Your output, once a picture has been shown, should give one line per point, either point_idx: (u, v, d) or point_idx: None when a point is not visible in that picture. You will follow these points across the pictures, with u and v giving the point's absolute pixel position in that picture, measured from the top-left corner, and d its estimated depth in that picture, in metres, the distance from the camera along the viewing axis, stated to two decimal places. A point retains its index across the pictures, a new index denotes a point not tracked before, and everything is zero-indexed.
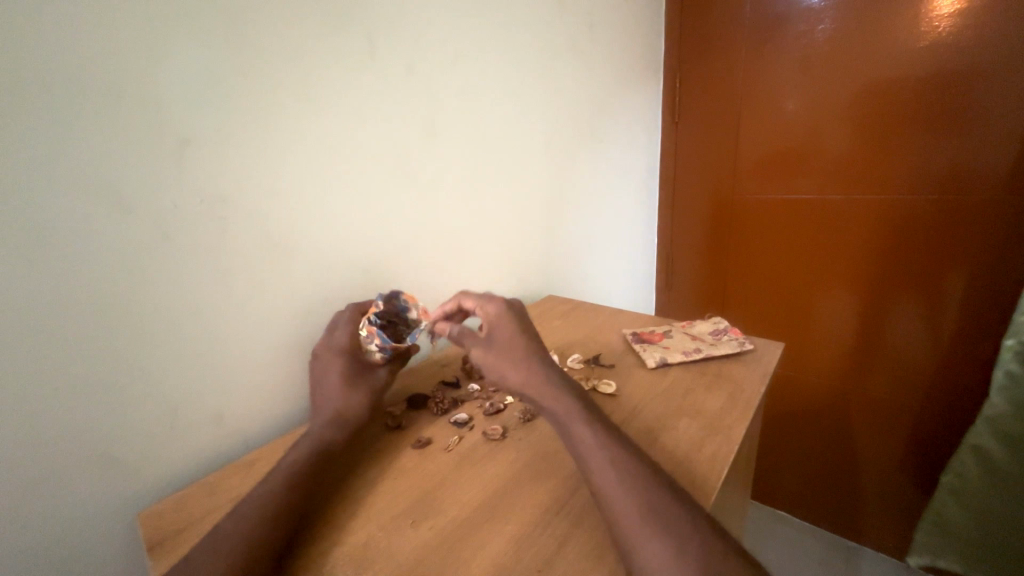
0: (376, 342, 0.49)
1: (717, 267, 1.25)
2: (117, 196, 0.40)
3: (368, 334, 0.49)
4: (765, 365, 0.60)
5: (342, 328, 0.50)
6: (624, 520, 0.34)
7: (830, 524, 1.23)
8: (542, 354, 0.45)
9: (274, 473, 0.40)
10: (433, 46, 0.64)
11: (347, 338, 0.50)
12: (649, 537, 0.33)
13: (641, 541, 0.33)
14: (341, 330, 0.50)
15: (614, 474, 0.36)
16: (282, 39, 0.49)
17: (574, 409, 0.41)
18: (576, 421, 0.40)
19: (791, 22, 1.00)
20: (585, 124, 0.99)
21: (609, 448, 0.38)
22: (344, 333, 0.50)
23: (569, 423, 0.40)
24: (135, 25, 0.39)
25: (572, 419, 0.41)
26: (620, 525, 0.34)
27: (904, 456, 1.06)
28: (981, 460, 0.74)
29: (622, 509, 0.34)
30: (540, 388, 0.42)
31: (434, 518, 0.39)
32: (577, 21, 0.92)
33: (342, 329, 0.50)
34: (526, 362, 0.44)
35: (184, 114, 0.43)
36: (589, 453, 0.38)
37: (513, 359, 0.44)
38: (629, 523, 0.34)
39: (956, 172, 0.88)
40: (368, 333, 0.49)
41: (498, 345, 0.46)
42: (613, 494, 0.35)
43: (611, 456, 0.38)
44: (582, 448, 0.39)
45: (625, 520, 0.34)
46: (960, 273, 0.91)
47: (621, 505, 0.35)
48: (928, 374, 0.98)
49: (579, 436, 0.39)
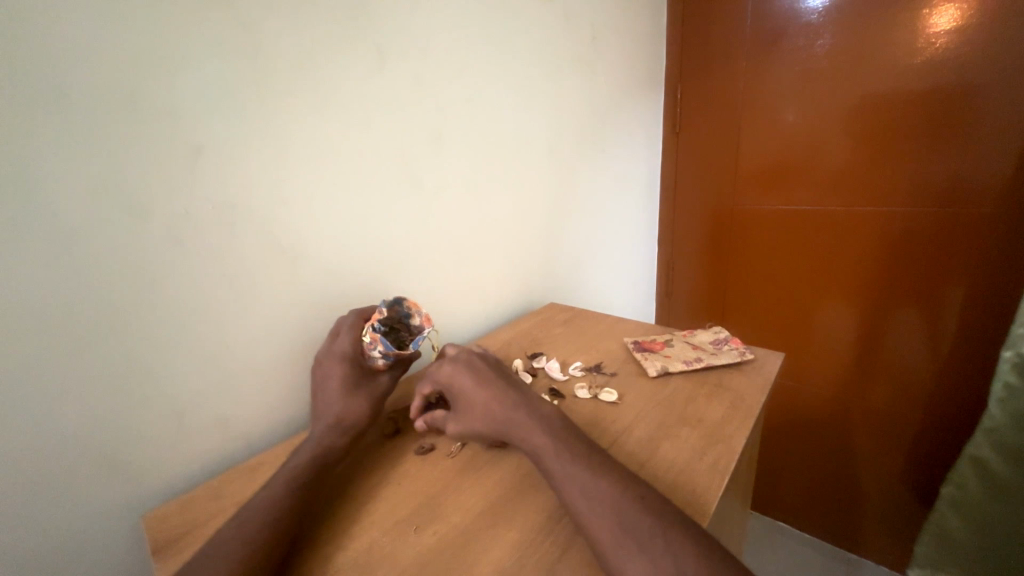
0: (379, 348, 0.48)
1: (717, 276, 1.26)
2: (130, 202, 0.40)
3: (371, 340, 0.48)
4: (764, 375, 0.60)
5: (344, 335, 0.51)
6: (602, 541, 0.34)
7: (830, 536, 1.23)
8: (508, 399, 0.45)
9: (277, 477, 0.40)
10: (440, 56, 0.66)
11: (350, 345, 0.50)
12: (625, 557, 0.33)
13: (619, 561, 0.33)
14: (343, 336, 0.50)
15: (588, 502, 0.36)
16: (295, 50, 0.50)
17: (547, 445, 0.41)
18: (548, 456, 0.40)
19: (790, 37, 1.02)
20: (588, 134, 1.01)
21: (585, 474, 0.38)
22: (346, 339, 0.50)
23: (541, 459, 0.40)
24: (153, 36, 0.40)
25: (544, 454, 0.40)
26: (600, 546, 0.34)
27: (904, 468, 1.06)
28: (981, 472, 0.74)
29: (599, 531, 0.34)
30: (516, 435, 0.43)
31: (438, 523, 0.40)
32: (581, 33, 0.93)
33: (344, 335, 0.50)
34: (499, 420, 0.44)
35: (197, 122, 0.43)
36: (563, 483, 0.38)
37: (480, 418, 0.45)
38: (607, 544, 0.34)
39: (953, 187, 0.89)
40: (371, 339, 0.49)
41: (465, 411, 0.47)
42: (588, 517, 0.35)
43: (586, 483, 0.37)
44: (556, 479, 0.39)
45: (603, 542, 0.34)
46: (958, 286, 0.91)
47: (599, 527, 0.34)
48: (927, 385, 0.99)
49: (551, 468, 0.39)
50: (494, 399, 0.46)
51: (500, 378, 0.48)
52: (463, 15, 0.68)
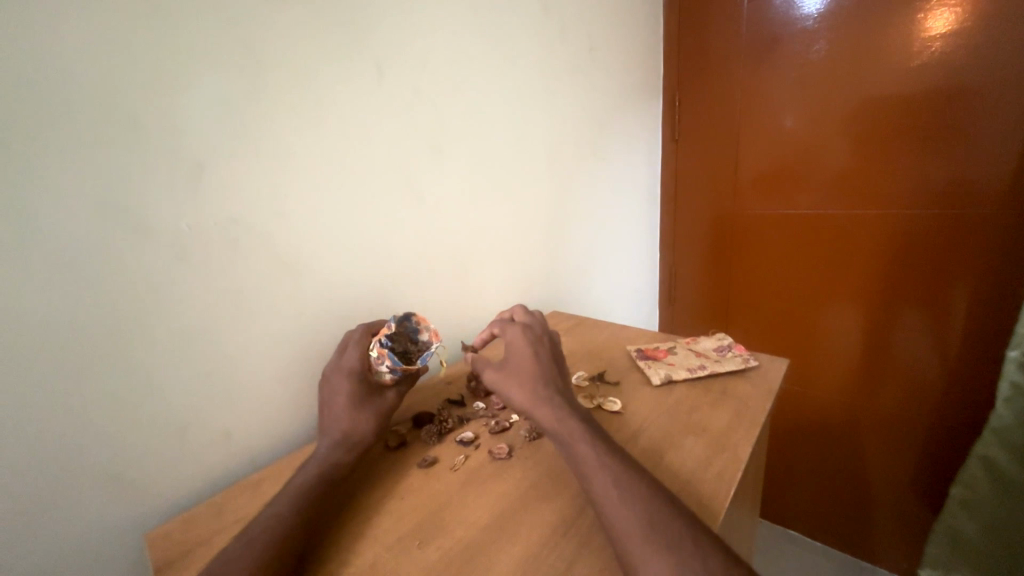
0: (386, 363, 0.48)
1: (719, 282, 1.26)
2: (137, 221, 0.41)
3: (379, 355, 0.48)
4: (770, 381, 0.60)
5: (353, 348, 0.50)
6: (629, 538, 0.34)
7: (842, 545, 1.20)
8: (552, 383, 0.45)
9: (281, 496, 0.40)
10: (440, 71, 0.67)
11: (357, 359, 0.49)
12: (651, 554, 0.33)
13: (644, 559, 0.33)
14: (351, 350, 0.50)
15: (613, 491, 0.37)
16: (296, 68, 0.51)
17: (578, 429, 0.41)
18: (579, 440, 0.41)
19: (786, 43, 1.02)
20: (587, 143, 1.01)
21: (608, 468, 0.38)
22: (353, 354, 0.50)
23: (573, 443, 0.40)
24: (157, 60, 0.41)
25: (575, 438, 0.41)
26: (624, 545, 0.34)
27: (915, 473, 1.04)
28: (990, 472, 0.72)
29: (626, 530, 0.34)
30: (542, 413, 0.42)
31: (442, 538, 0.39)
32: (578, 45, 0.94)
33: (352, 349, 0.50)
34: (534, 389, 0.44)
35: (202, 141, 0.44)
36: (590, 469, 0.38)
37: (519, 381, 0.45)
38: (632, 547, 0.34)
39: (956, 185, 0.89)
40: (379, 354, 0.49)
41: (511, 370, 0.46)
42: (617, 515, 0.35)
43: (604, 479, 0.38)
44: (584, 465, 0.39)
45: (629, 540, 0.34)
46: (964, 287, 0.91)
47: (625, 525, 0.35)
48: (936, 389, 0.97)
49: (581, 453, 0.40)
50: (544, 378, 0.45)
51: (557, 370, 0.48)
52: (461, 31, 0.69)
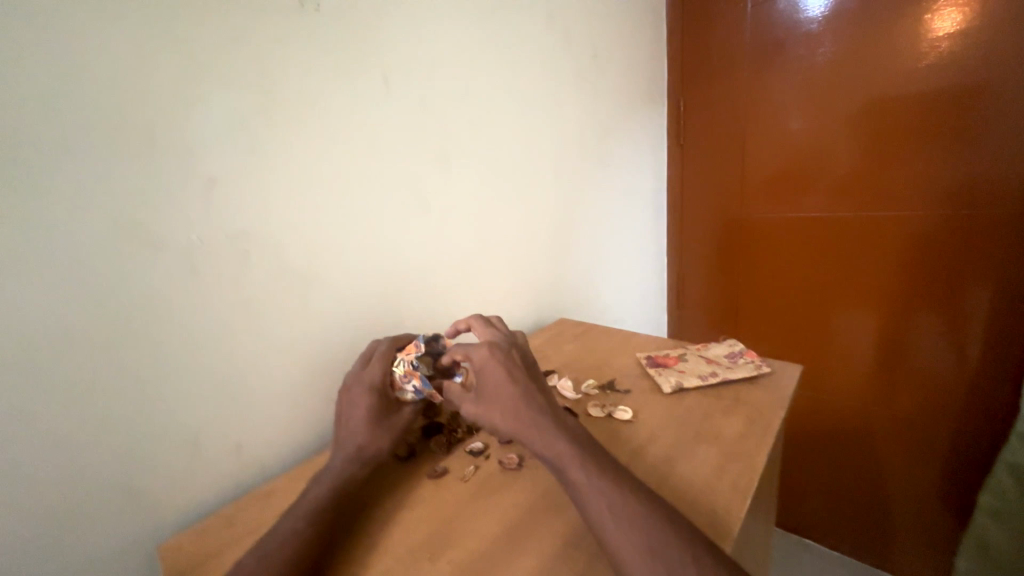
0: (413, 383, 0.48)
1: (728, 287, 1.24)
2: (152, 234, 0.42)
3: (407, 374, 0.48)
4: (783, 389, 0.59)
5: (376, 362, 0.50)
6: (630, 560, 0.34)
7: (862, 555, 1.17)
8: (535, 403, 0.43)
9: (296, 510, 0.40)
10: (447, 82, 0.68)
11: (381, 375, 0.49)
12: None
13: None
14: (375, 365, 0.50)
15: (618, 516, 0.36)
16: (307, 82, 0.52)
17: (569, 452, 0.40)
18: (571, 465, 0.39)
19: (791, 47, 1.02)
20: (593, 150, 1.01)
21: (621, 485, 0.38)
22: (376, 369, 0.49)
23: (563, 467, 0.39)
24: (171, 78, 0.42)
25: (566, 462, 0.39)
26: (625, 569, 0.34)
27: (935, 480, 1.02)
28: (1017, 477, 0.72)
29: (629, 557, 0.34)
30: (535, 439, 0.41)
31: (453, 551, 0.39)
32: (584, 54, 0.95)
33: (375, 364, 0.50)
34: (519, 414, 0.42)
35: (214, 155, 0.45)
36: (586, 496, 0.37)
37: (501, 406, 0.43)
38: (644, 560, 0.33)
39: (970, 185, 0.87)
40: (407, 374, 0.48)
41: (489, 398, 0.44)
42: (618, 541, 0.35)
43: (616, 497, 0.37)
44: (579, 491, 0.38)
45: (631, 566, 0.34)
46: (980, 289, 0.89)
47: (626, 552, 0.34)
48: (954, 393, 0.95)
49: (574, 478, 0.38)
50: (526, 400, 0.43)
51: (534, 383, 0.46)
52: (468, 43, 0.70)
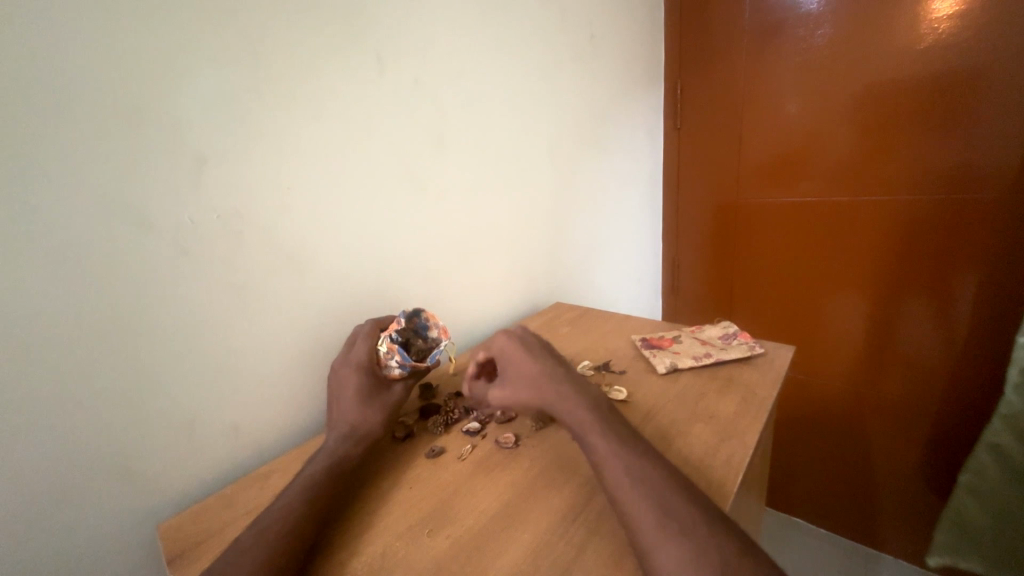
0: (396, 359, 0.49)
1: (723, 271, 1.25)
2: (142, 216, 0.41)
3: (389, 350, 0.49)
4: (776, 369, 0.60)
5: (360, 343, 0.51)
6: (640, 515, 0.34)
7: (848, 531, 1.21)
8: (554, 374, 0.48)
9: (292, 487, 0.40)
10: (440, 60, 0.66)
11: (366, 353, 0.50)
12: (662, 540, 0.33)
13: (657, 544, 0.33)
14: (360, 345, 0.51)
15: (630, 477, 0.37)
16: (296, 59, 0.50)
17: (590, 421, 0.42)
18: (592, 432, 0.41)
19: (789, 28, 1.01)
20: (588, 133, 1.00)
21: (623, 456, 0.39)
22: (361, 348, 0.50)
23: (585, 433, 0.42)
24: (156, 53, 0.41)
25: (587, 429, 0.42)
26: (634, 527, 0.34)
27: (920, 459, 1.04)
28: (999, 458, 0.74)
29: (638, 515, 0.35)
30: (559, 405, 0.45)
31: (451, 527, 0.39)
32: (580, 33, 0.93)
33: (361, 343, 0.51)
34: (541, 386, 0.47)
35: (203, 134, 0.44)
36: (605, 459, 0.39)
37: (526, 381, 0.48)
38: (647, 526, 0.34)
39: (960, 170, 0.88)
40: (388, 350, 0.49)
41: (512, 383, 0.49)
42: (628, 500, 0.36)
43: (626, 461, 0.38)
44: (598, 454, 0.40)
45: (638, 529, 0.34)
46: (969, 273, 0.90)
47: (637, 510, 0.35)
48: (941, 375, 0.97)
49: (595, 443, 0.40)
50: (548, 374, 0.48)
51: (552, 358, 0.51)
52: (461, 20, 0.68)
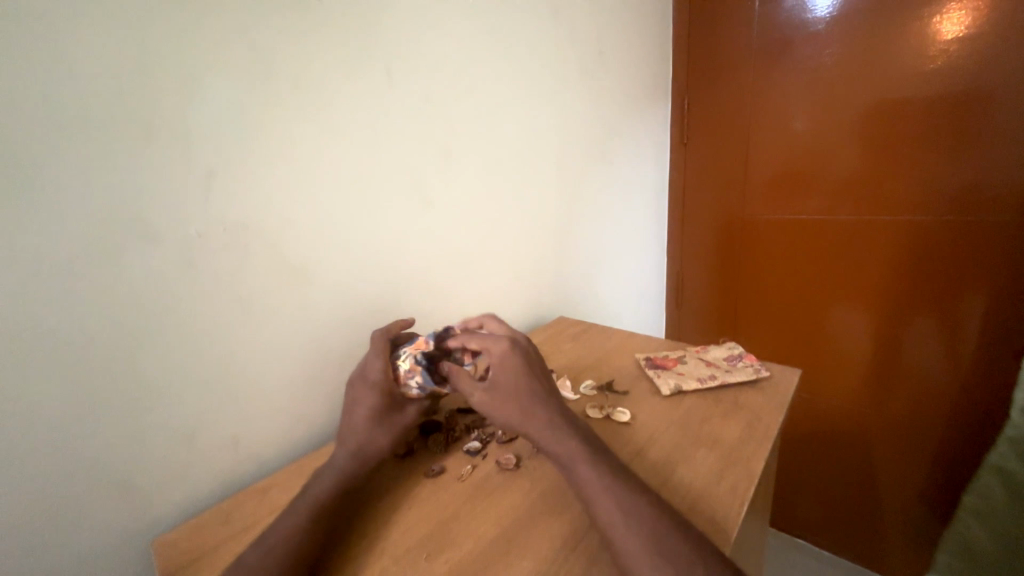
0: (417, 381, 0.46)
1: (727, 287, 1.24)
2: (150, 228, 0.42)
3: (410, 370, 0.46)
4: (782, 393, 0.59)
5: (378, 356, 0.48)
6: (648, 555, 0.34)
7: (853, 556, 1.18)
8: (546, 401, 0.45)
9: (297, 505, 0.40)
10: (448, 76, 0.67)
11: (381, 371, 0.47)
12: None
13: None
14: (375, 359, 0.48)
15: (622, 517, 0.36)
16: (307, 76, 0.51)
17: (580, 452, 0.41)
18: (581, 462, 0.40)
19: (797, 47, 1.01)
20: (595, 148, 1.01)
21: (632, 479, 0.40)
22: (377, 363, 0.48)
23: (574, 464, 0.40)
24: (169, 69, 0.41)
25: (577, 459, 0.41)
26: (632, 571, 0.34)
27: (927, 485, 1.02)
28: (1004, 482, 0.73)
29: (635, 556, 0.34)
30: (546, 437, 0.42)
31: (450, 552, 0.39)
32: (588, 51, 0.94)
33: (377, 357, 0.48)
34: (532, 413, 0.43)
35: (212, 146, 0.45)
36: (593, 493, 0.38)
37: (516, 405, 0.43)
38: (641, 567, 0.33)
39: (967, 193, 0.87)
40: (410, 369, 0.46)
41: (503, 391, 0.44)
42: (621, 535, 0.35)
43: (617, 497, 0.37)
44: (585, 486, 0.39)
45: (636, 566, 0.34)
46: (976, 296, 0.89)
47: (635, 554, 0.34)
48: (948, 398, 0.96)
49: (581, 473, 0.40)
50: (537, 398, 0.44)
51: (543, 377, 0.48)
52: (471, 38, 0.69)
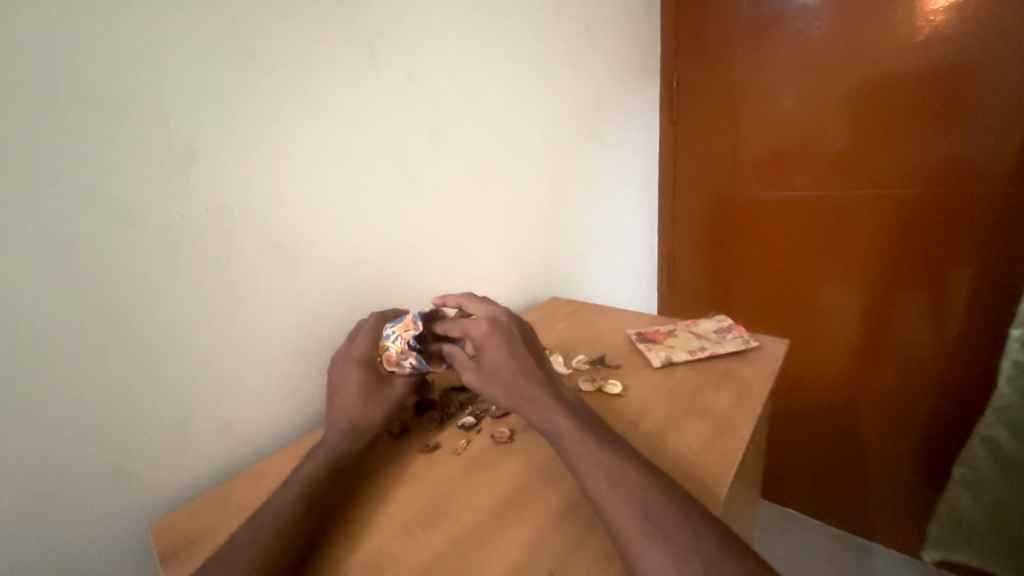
0: (411, 360, 0.48)
1: (719, 265, 1.25)
2: (133, 213, 0.41)
3: (402, 351, 0.47)
4: (771, 362, 0.60)
5: (363, 338, 0.51)
6: (639, 517, 0.35)
7: (841, 523, 1.22)
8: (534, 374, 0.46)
9: (291, 483, 0.40)
10: (433, 52, 0.65)
11: (367, 348, 0.50)
12: (647, 544, 0.33)
13: (640, 550, 0.33)
14: (361, 340, 0.51)
15: (611, 486, 0.37)
16: (287, 53, 0.50)
17: (572, 428, 0.41)
18: (571, 438, 0.41)
19: (787, 20, 1.00)
20: (584, 125, 1.00)
21: (621, 447, 0.40)
22: (363, 343, 0.50)
23: (563, 439, 0.41)
24: (143, 47, 0.40)
25: (567, 437, 0.41)
26: (621, 536, 0.34)
27: (913, 451, 1.05)
28: (992, 451, 0.77)
29: (623, 521, 0.35)
30: (534, 410, 0.43)
31: (446, 523, 0.40)
32: (576, 26, 0.93)
33: (364, 338, 0.51)
34: (519, 389, 0.44)
35: (192, 128, 0.44)
36: (581, 465, 0.39)
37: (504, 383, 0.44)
38: (630, 532, 0.34)
39: (954, 166, 0.88)
40: (403, 351, 0.47)
41: (493, 369, 0.45)
42: (609, 503, 0.36)
43: (607, 467, 0.38)
44: (575, 460, 0.39)
45: (625, 531, 0.34)
46: (962, 268, 0.91)
47: (622, 518, 0.35)
48: (934, 368, 0.98)
49: (572, 449, 0.40)
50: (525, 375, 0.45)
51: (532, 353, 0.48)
52: (455, 12, 0.68)
